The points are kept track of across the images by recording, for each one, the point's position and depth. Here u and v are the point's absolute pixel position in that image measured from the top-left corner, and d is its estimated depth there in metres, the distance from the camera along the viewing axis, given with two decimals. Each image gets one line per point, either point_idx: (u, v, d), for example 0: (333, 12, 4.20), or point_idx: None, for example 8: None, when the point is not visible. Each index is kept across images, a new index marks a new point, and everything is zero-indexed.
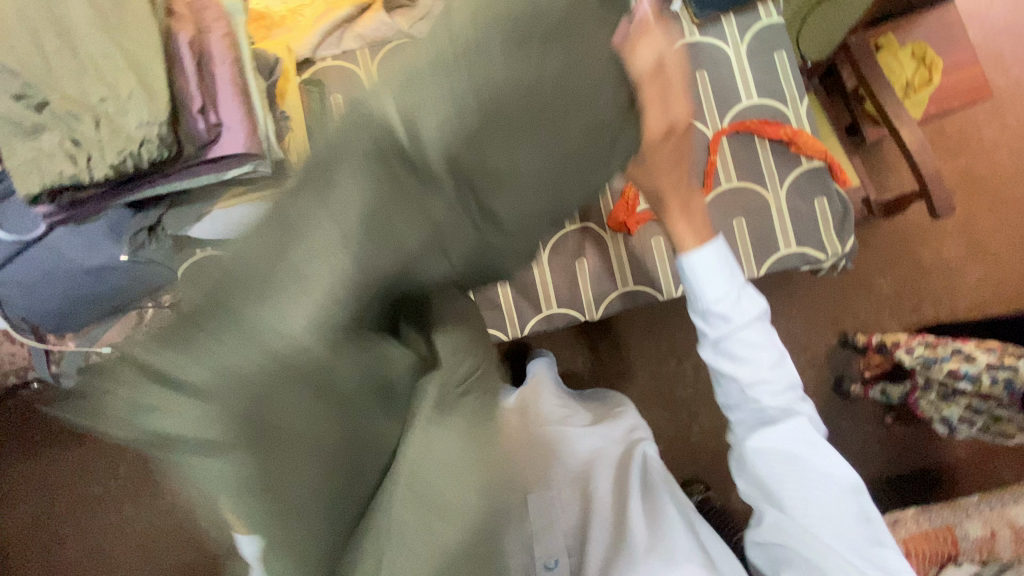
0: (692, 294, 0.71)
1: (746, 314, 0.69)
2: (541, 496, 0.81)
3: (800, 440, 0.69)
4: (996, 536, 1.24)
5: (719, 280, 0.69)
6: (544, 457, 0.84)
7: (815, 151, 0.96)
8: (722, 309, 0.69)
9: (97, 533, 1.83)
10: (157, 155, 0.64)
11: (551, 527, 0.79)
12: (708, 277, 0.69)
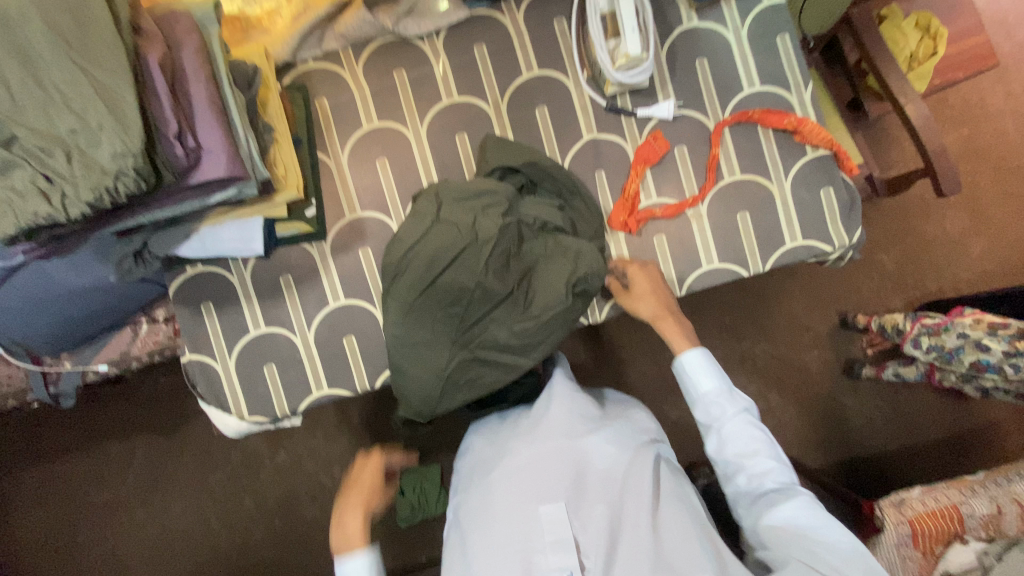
0: (689, 393, 0.86)
1: (729, 404, 0.82)
2: (546, 508, 0.75)
3: (802, 510, 0.71)
4: (1002, 513, 1.27)
5: (711, 377, 0.84)
6: (549, 468, 0.78)
7: (821, 140, 0.93)
8: (708, 398, 0.83)
9: (111, 538, 1.85)
10: (133, 188, 0.60)
11: (557, 540, 0.73)
12: (701, 375, 0.84)
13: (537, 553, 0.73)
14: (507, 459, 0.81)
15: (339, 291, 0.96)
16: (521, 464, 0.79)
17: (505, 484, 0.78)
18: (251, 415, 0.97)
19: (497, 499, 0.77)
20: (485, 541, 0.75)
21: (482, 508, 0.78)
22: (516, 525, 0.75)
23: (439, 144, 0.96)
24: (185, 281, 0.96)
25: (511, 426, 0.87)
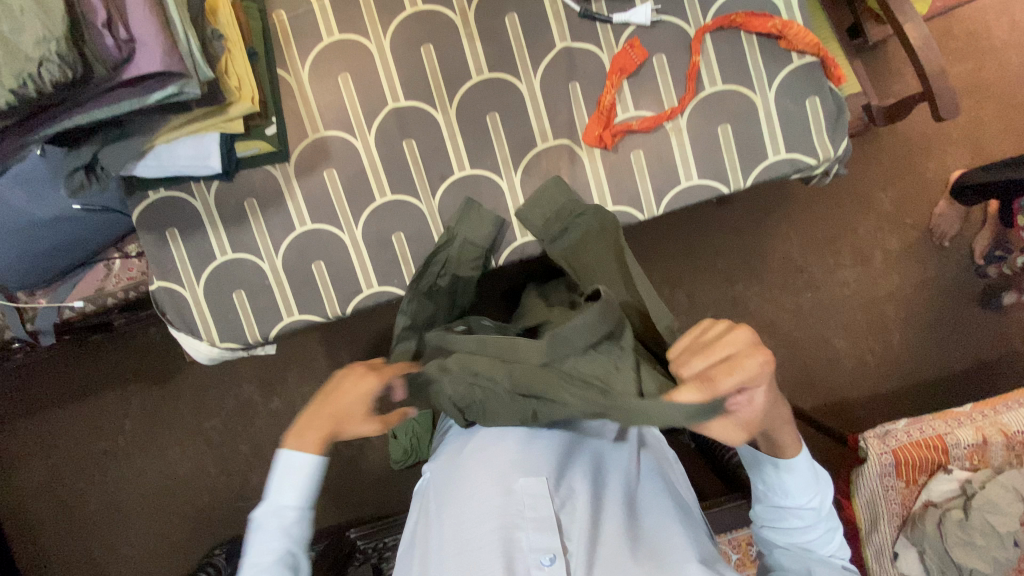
0: (778, 494, 0.78)
1: (810, 503, 0.77)
2: (524, 482, 0.80)
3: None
4: (987, 443, 1.27)
5: (806, 487, 0.76)
6: (518, 448, 0.84)
7: (806, 44, 0.88)
8: (778, 491, 0.78)
9: (112, 484, 1.90)
10: (61, 77, 0.57)
11: (538, 517, 0.77)
12: (799, 485, 0.76)
13: (518, 530, 0.77)
14: (476, 438, 0.88)
15: (305, 216, 0.93)
16: (489, 445, 0.85)
17: (475, 473, 0.83)
18: (223, 342, 0.95)
19: (465, 486, 0.83)
20: (458, 524, 0.79)
21: (452, 491, 0.84)
22: (491, 504, 0.79)
23: (404, 58, 0.91)
24: (147, 207, 0.93)
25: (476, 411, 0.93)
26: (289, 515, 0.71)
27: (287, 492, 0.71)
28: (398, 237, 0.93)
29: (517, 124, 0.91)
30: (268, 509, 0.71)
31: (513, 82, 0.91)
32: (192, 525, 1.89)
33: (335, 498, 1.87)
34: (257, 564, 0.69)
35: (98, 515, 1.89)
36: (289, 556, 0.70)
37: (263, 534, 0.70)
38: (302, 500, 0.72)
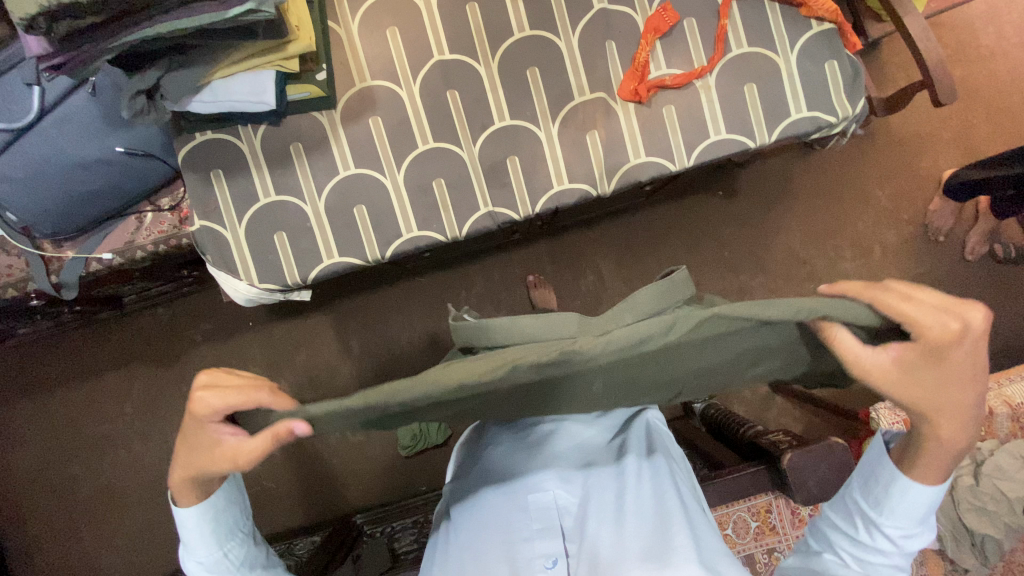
0: (872, 503, 0.65)
1: (900, 533, 0.63)
2: (532, 497, 0.90)
3: None
4: (994, 414, 1.31)
5: (906, 516, 0.63)
6: (522, 464, 0.94)
7: (826, 12, 0.95)
8: (878, 502, 0.64)
9: (109, 469, 1.84)
10: None
11: (544, 527, 0.86)
12: (906, 509, 0.63)
13: (524, 540, 0.85)
14: (490, 464, 0.98)
15: (349, 161, 0.96)
16: (498, 467, 0.96)
17: (488, 492, 0.93)
18: (262, 283, 0.97)
19: (479, 504, 0.92)
20: (472, 541, 0.87)
21: (468, 507, 0.93)
22: (499, 520, 0.88)
23: (450, 14, 0.96)
24: (193, 148, 0.96)
25: (496, 440, 1.04)
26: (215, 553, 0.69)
27: (199, 538, 0.68)
28: (440, 183, 0.97)
29: (556, 79, 0.97)
30: (192, 551, 0.69)
31: (552, 40, 0.96)
32: None
33: (341, 485, 1.84)
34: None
35: (93, 502, 1.83)
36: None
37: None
38: (219, 518, 0.69)
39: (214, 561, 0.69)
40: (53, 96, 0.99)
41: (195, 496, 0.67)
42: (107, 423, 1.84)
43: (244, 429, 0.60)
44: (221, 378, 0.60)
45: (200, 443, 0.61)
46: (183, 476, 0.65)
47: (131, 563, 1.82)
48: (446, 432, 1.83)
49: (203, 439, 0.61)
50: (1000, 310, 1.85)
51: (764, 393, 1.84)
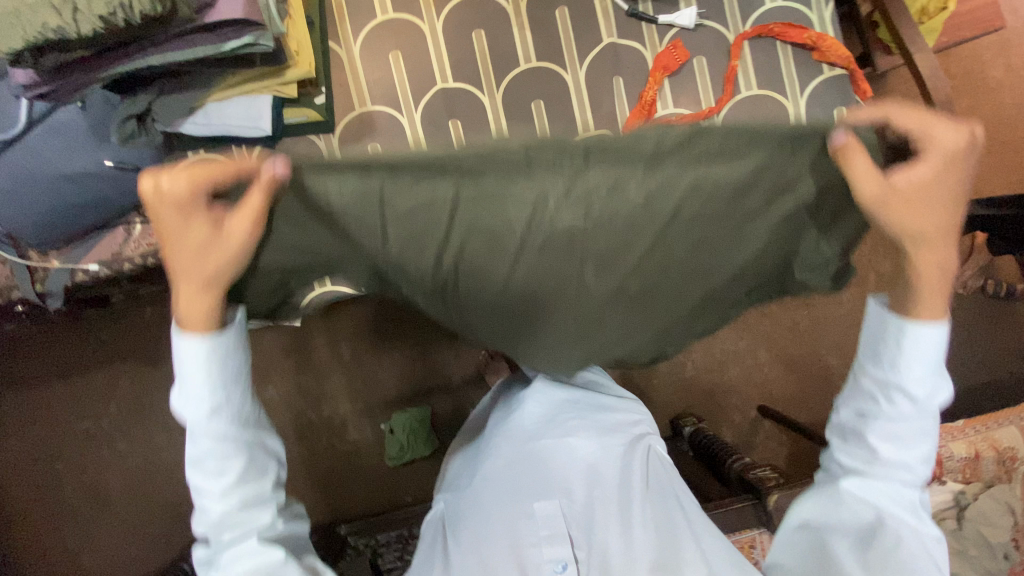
0: (885, 363, 0.66)
1: (920, 392, 0.65)
2: (538, 505, 0.90)
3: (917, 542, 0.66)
4: (980, 457, 1.32)
5: (920, 366, 0.64)
6: (528, 472, 0.94)
7: (838, 57, 0.93)
8: (907, 382, 0.64)
9: (92, 467, 1.82)
10: (148, 8, 0.56)
11: (550, 533, 0.88)
12: (917, 354, 0.64)
13: (531, 546, 0.87)
14: (489, 463, 0.97)
15: None
16: (501, 472, 0.95)
17: (490, 494, 0.93)
18: None
19: (482, 505, 0.92)
20: (477, 543, 0.89)
21: (471, 511, 0.93)
22: (504, 524, 0.89)
23: (455, 40, 0.93)
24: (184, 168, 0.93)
25: (492, 432, 1.03)
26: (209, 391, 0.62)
27: (193, 370, 0.61)
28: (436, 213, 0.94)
29: (561, 112, 0.95)
30: (186, 394, 0.63)
31: (558, 72, 0.94)
32: (176, 515, 1.82)
33: (328, 493, 1.83)
34: (204, 449, 0.63)
35: (74, 500, 1.81)
36: (241, 436, 0.65)
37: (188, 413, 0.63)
38: (222, 366, 0.63)
39: (210, 410, 0.63)
40: (42, 106, 0.96)
41: (201, 326, 0.61)
42: (92, 421, 1.82)
43: (231, 205, 0.58)
44: (162, 178, 0.54)
45: (191, 255, 0.57)
46: (190, 309, 0.60)
47: (111, 561, 1.80)
48: (434, 444, 1.83)
49: (191, 250, 0.57)
50: (989, 345, 1.87)
51: (753, 416, 1.86)
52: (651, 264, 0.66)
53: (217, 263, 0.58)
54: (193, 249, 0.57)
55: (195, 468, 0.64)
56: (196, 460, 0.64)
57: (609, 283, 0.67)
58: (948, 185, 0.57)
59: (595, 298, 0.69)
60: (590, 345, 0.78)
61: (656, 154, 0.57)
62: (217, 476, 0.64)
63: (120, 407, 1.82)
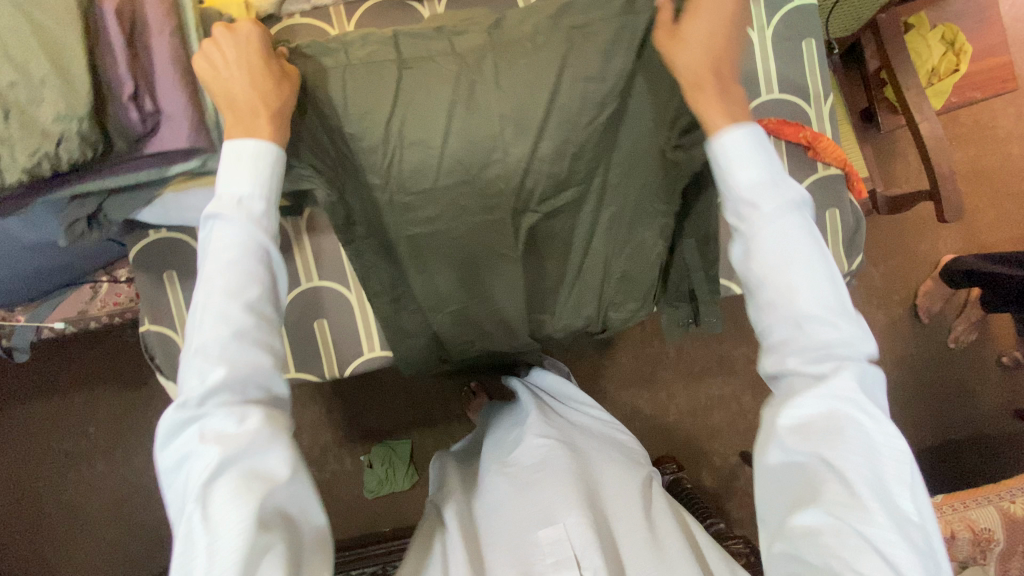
0: (733, 193, 0.60)
1: (769, 210, 0.57)
2: (544, 531, 0.80)
3: (847, 404, 0.53)
4: (954, 537, 1.30)
5: (759, 179, 0.58)
6: (535, 497, 0.84)
7: (832, 158, 0.88)
8: (767, 223, 0.57)
9: (70, 486, 1.80)
10: (79, 155, 0.53)
11: (558, 560, 0.77)
12: (748, 170, 0.58)
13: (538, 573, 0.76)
14: (492, 494, 0.90)
15: (312, 272, 0.92)
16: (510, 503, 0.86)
17: (492, 524, 0.85)
18: None
19: (482, 536, 0.84)
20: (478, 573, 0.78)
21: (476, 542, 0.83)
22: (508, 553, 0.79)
23: None
24: (145, 247, 0.89)
25: (493, 464, 0.96)
26: (244, 217, 0.56)
27: (235, 183, 0.56)
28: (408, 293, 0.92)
29: None
30: (198, 329, 0.54)
31: None
32: (152, 538, 1.80)
33: None
34: (215, 276, 0.54)
35: (51, 519, 1.79)
36: (263, 274, 0.56)
37: (211, 227, 0.56)
38: (245, 291, 0.55)
39: (223, 346, 0.53)
40: None
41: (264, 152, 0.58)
42: (71, 442, 1.80)
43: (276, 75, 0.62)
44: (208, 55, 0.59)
45: (230, 90, 0.57)
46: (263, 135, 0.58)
47: None
48: (412, 479, 1.81)
49: (246, 83, 0.57)
50: (979, 403, 1.83)
51: (735, 463, 1.84)
52: (562, 125, 0.76)
53: (264, 99, 0.58)
54: (247, 83, 0.57)
55: (201, 289, 0.55)
56: (203, 414, 0.52)
57: (529, 145, 0.77)
58: (728, 42, 0.63)
59: (519, 163, 0.78)
60: (531, 228, 0.86)
61: (529, 55, 0.76)
62: (223, 430, 0.52)
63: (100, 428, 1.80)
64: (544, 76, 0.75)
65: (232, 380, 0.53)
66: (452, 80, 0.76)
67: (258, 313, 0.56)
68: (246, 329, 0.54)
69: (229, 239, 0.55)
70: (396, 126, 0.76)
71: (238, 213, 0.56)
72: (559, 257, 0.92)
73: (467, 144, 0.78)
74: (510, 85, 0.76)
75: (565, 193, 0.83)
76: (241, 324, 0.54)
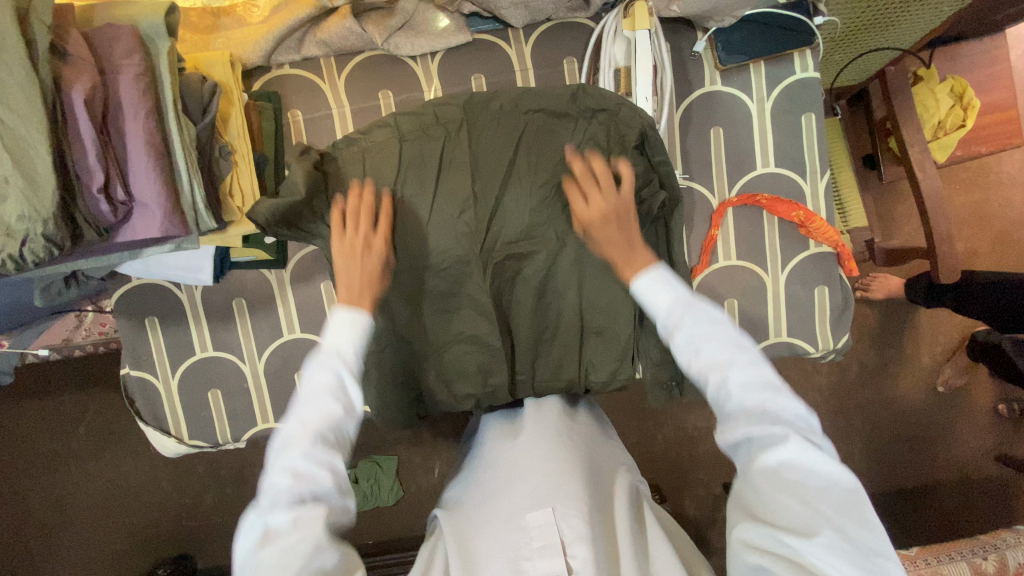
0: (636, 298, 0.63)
1: (661, 308, 0.61)
2: (532, 514, 0.69)
3: (779, 451, 0.49)
4: None
5: (651, 288, 0.62)
6: (524, 481, 0.74)
7: (826, 238, 0.87)
8: (684, 318, 0.59)
9: (59, 486, 1.80)
10: (44, 254, 0.53)
11: (544, 543, 0.66)
12: (638, 286, 0.63)
13: (524, 559, 0.66)
14: (483, 477, 0.82)
15: (294, 324, 0.91)
16: (496, 487, 0.76)
17: (475, 509, 0.76)
18: (191, 439, 0.93)
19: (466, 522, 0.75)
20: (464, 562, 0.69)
21: (462, 533, 0.73)
22: (494, 537, 0.70)
23: None
24: (128, 292, 0.89)
25: (490, 444, 0.89)
26: (333, 345, 0.61)
27: (337, 335, 0.62)
28: (392, 348, 0.89)
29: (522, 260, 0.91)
30: (289, 439, 0.54)
31: None
32: (137, 540, 1.81)
33: None
34: (306, 387, 0.57)
35: (38, 516, 1.80)
36: (340, 388, 0.57)
37: (311, 364, 0.60)
38: (326, 409, 0.56)
39: (299, 447, 0.53)
40: None
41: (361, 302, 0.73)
42: (58, 442, 1.79)
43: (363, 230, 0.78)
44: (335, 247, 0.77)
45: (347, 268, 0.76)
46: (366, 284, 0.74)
47: None
48: (397, 494, 1.75)
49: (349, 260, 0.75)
50: None
51: None
52: (528, 169, 0.83)
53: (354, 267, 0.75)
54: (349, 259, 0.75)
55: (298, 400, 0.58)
56: (265, 512, 0.50)
57: (498, 187, 0.84)
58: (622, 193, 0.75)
59: (489, 209, 0.84)
60: (506, 266, 0.86)
61: (500, 105, 0.83)
62: (269, 537, 0.49)
63: (87, 430, 1.79)
64: (521, 124, 0.83)
65: (295, 475, 0.51)
66: (433, 132, 0.84)
67: (331, 420, 0.56)
68: (316, 438, 0.54)
69: (320, 358, 0.60)
70: (392, 177, 0.83)
71: (332, 341, 0.62)
72: (532, 300, 0.88)
73: (450, 186, 0.84)
74: (487, 129, 0.84)
75: (532, 237, 0.85)
76: (313, 424, 0.55)
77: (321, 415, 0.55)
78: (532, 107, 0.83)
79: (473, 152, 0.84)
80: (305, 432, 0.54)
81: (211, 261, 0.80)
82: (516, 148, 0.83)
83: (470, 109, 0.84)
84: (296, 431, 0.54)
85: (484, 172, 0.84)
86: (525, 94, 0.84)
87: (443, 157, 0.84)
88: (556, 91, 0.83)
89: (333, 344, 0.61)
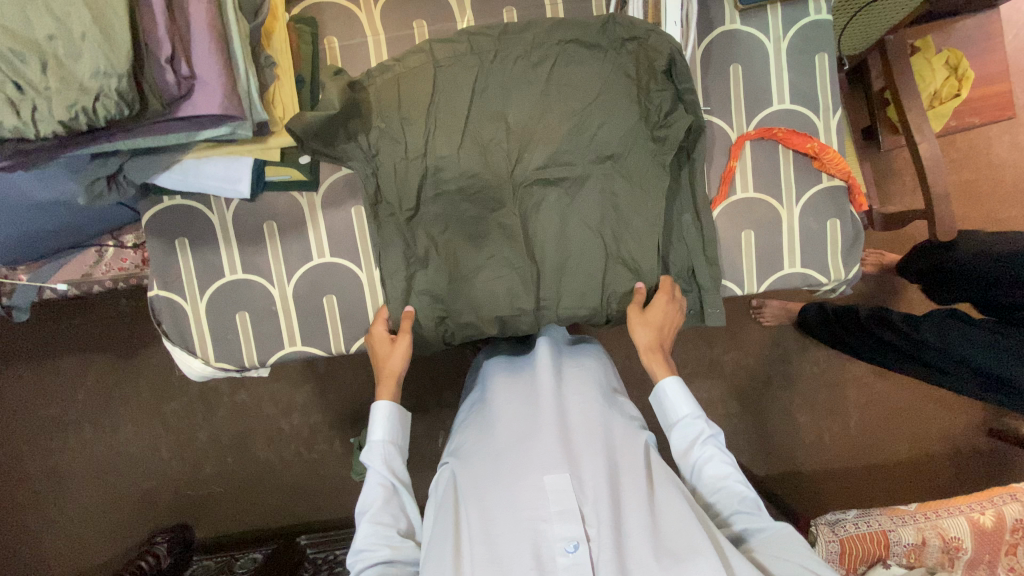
0: (662, 413, 0.84)
1: (684, 417, 0.82)
2: (550, 478, 0.71)
3: (772, 538, 0.70)
4: (926, 544, 1.33)
5: (680, 403, 0.82)
6: (539, 441, 0.75)
7: (838, 170, 0.92)
8: (692, 439, 0.80)
9: (55, 452, 1.76)
10: (114, 112, 0.55)
11: (563, 508, 0.69)
12: (667, 400, 0.83)
13: (543, 522, 0.68)
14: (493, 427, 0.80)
15: (325, 249, 0.93)
16: (507, 442, 0.76)
17: (489, 463, 0.75)
18: (217, 361, 0.93)
19: (480, 477, 0.74)
20: (484, 522, 0.70)
21: (477, 488, 0.73)
22: (512, 499, 0.71)
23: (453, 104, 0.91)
24: (159, 212, 0.90)
25: (496, 389, 0.87)
26: (380, 445, 0.82)
27: (376, 427, 0.83)
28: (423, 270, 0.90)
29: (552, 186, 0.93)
30: (367, 503, 0.77)
31: None
32: (135, 507, 1.78)
33: (286, 500, 1.79)
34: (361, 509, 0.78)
35: (33, 482, 1.76)
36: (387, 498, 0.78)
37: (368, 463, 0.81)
38: (378, 512, 0.76)
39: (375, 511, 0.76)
40: None
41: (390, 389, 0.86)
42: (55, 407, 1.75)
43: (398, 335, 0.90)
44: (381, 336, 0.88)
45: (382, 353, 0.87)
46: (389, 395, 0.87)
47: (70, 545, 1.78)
48: None
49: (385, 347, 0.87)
50: None
51: None
52: (557, 97, 0.87)
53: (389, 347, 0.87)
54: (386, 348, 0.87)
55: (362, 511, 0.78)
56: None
57: (528, 112, 0.88)
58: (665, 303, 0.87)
59: (521, 134, 0.88)
60: (534, 189, 0.90)
61: (532, 35, 0.87)
62: None
63: (85, 394, 1.76)
64: (551, 53, 0.87)
65: (370, 529, 0.74)
66: (467, 60, 0.87)
67: (384, 512, 0.76)
68: (380, 511, 0.76)
69: (373, 460, 0.81)
70: (428, 103, 0.87)
71: (380, 439, 0.83)
72: (558, 223, 0.90)
73: (482, 113, 0.88)
74: (519, 57, 0.88)
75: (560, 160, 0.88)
76: (376, 514, 0.76)
77: (377, 514, 0.76)
78: (563, 38, 0.87)
79: (504, 77, 0.88)
80: (372, 515, 0.76)
81: (250, 174, 0.82)
82: (547, 78, 0.87)
83: (503, 38, 0.88)
84: (371, 514, 0.76)
85: (517, 98, 0.88)
86: (556, 23, 0.88)
87: (477, 85, 0.87)
88: (585, 22, 0.87)
89: (380, 445, 0.82)
